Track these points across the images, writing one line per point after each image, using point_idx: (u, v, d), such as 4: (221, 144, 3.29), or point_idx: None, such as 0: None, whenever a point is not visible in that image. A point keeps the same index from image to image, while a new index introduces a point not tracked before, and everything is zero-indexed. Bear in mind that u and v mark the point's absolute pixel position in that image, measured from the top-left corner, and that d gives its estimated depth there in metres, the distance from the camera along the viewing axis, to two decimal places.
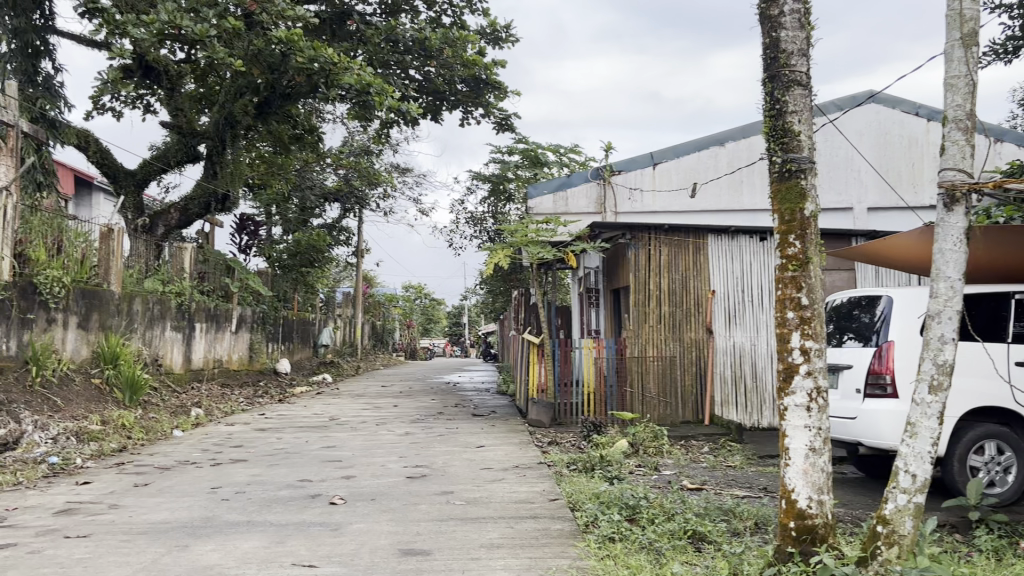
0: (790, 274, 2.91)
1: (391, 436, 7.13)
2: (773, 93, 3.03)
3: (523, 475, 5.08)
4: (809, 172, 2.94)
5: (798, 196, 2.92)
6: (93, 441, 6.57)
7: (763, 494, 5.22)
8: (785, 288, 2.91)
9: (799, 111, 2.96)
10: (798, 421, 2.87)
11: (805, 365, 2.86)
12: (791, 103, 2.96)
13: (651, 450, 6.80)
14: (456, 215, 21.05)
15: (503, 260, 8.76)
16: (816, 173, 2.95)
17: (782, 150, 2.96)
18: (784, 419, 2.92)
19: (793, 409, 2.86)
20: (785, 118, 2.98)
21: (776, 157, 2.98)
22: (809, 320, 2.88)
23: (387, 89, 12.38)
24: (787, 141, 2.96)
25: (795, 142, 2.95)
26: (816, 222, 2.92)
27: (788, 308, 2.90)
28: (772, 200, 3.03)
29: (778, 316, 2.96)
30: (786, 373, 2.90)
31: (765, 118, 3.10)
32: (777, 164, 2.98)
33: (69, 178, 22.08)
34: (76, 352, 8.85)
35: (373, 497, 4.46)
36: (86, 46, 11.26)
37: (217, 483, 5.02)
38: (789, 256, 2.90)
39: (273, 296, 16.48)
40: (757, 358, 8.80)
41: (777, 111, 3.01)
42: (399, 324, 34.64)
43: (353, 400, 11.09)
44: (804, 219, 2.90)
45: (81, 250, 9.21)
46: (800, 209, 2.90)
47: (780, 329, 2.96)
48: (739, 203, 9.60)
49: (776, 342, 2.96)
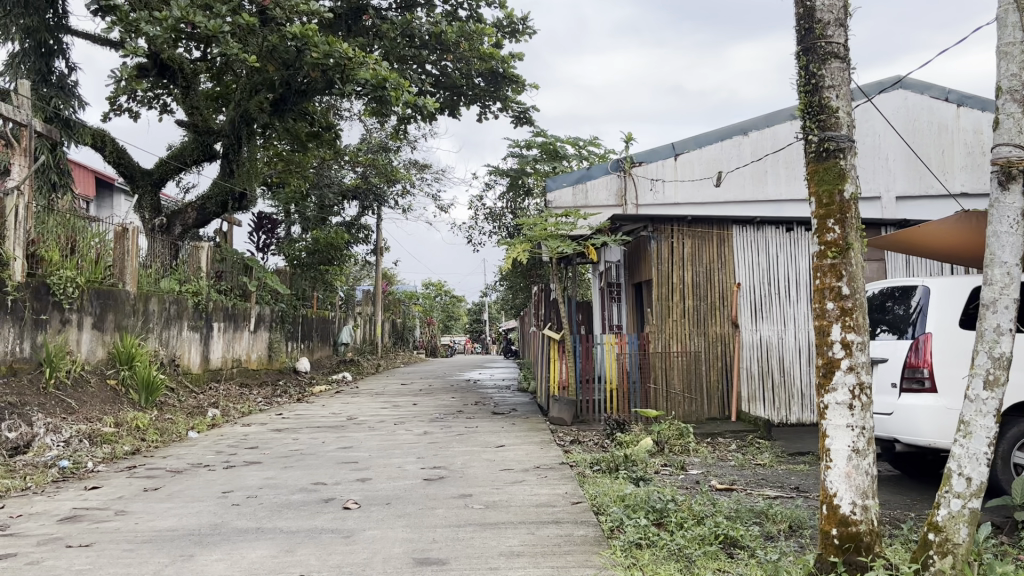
0: (829, 262, 2.70)
1: (409, 436, 6.97)
2: (808, 67, 2.85)
3: (545, 476, 4.89)
4: (848, 151, 2.73)
5: (837, 176, 2.72)
6: (106, 444, 6.47)
7: (795, 494, 4.99)
8: (824, 276, 2.71)
9: (836, 85, 2.78)
10: (840, 420, 2.66)
11: (845, 360, 2.64)
12: (828, 77, 2.78)
13: (676, 448, 6.58)
14: (474, 211, 20.89)
15: (522, 255, 8.58)
16: (855, 152, 2.74)
17: (818, 128, 2.77)
18: (825, 418, 2.70)
19: (834, 408, 2.65)
20: (822, 93, 2.79)
21: (812, 137, 2.79)
22: (851, 311, 2.66)
23: (403, 83, 12.23)
24: (824, 118, 2.77)
25: (833, 118, 2.76)
26: (856, 205, 2.71)
27: (828, 299, 2.69)
28: (809, 182, 2.82)
29: (816, 307, 2.74)
30: (827, 369, 2.68)
31: (799, 95, 2.91)
32: (813, 143, 2.78)
33: (89, 179, 22.18)
34: (91, 353, 8.78)
35: (388, 501, 4.29)
36: (100, 46, 11.19)
37: (228, 486, 4.87)
38: (828, 242, 2.69)
39: (292, 294, 16.40)
40: (784, 352, 8.56)
41: (812, 86, 2.83)
42: (419, 322, 34.61)
43: (372, 399, 10.97)
44: (844, 202, 2.69)
45: (96, 251, 9.15)
46: (840, 191, 2.69)
47: (819, 321, 2.75)
48: (763, 193, 9.33)
49: (814, 335, 2.75)
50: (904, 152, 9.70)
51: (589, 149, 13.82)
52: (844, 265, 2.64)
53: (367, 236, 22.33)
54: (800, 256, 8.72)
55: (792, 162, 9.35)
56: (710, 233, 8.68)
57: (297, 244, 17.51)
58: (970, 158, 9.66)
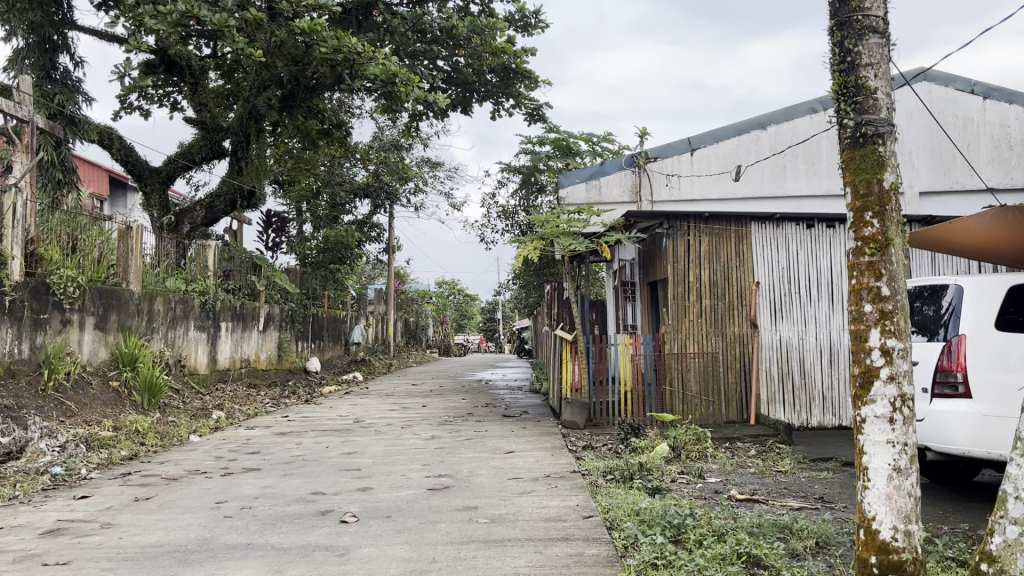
0: (866, 260, 2.55)
1: (415, 440, 6.73)
2: (843, 44, 2.74)
3: (555, 486, 4.64)
4: (888, 137, 2.61)
5: (876, 165, 2.58)
6: (103, 448, 6.27)
7: (820, 505, 4.71)
8: (862, 276, 2.54)
9: (874, 64, 2.67)
10: (879, 435, 2.50)
11: (885, 368, 2.49)
12: (865, 55, 2.67)
13: (693, 454, 6.31)
14: (487, 209, 20.64)
15: (533, 253, 8.36)
16: (894, 138, 2.62)
17: (855, 110, 2.64)
18: (863, 433, 2.54)
19: (873, 422, 2.49)
20: (859, 72, 2.67)
21: (848, 121, 2.66)
22: (891, 315, 2.51)
23: (413, 79, 11.99)
24: (861, 101, 2.65)
25: (872, 101, 2.64)
26: (896, 195, 2.57)
27: (866, 300, 2.53)
28: (844, 170, 2.69)
29: (853, 311, 2.59)
30: (864, 379, 2.52)
31: (833, 74, 2.80)
32: (849, 129, 2.65)
33: (102, 178, 22.11)
34: (93, 354, 8.60)
35: (389, 514, 4.05)
36: (106, 42, 11.00)
37: (222, 496, 4.65)
38: (867, 237, 2.54)
39: (302, 293, 16.20)
40: (805, 354, 8.30)
41: (848, 65, 2.71)
42: (432, 321, 34.38)
43: (381, 400, 10.74)
44: (883, 192, 2.56)
45: (99, 250, 8.98)
46: (879, 180, 2.56)
47: (855, 324, 2.60)
48: (782, 189, 9.07)
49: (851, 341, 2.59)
50: (928, 147, 9.37)
51: (602, 145, 13.53)
52: (884, 263, 2.49)
53: (379, 234, 22.13)
54: (822, 254, 8.43)
55: (811, 157, 9.09)
56: (728, 230, 8.40)
57: (308, 242, 17.30)
58: (997, 152, 9.31)
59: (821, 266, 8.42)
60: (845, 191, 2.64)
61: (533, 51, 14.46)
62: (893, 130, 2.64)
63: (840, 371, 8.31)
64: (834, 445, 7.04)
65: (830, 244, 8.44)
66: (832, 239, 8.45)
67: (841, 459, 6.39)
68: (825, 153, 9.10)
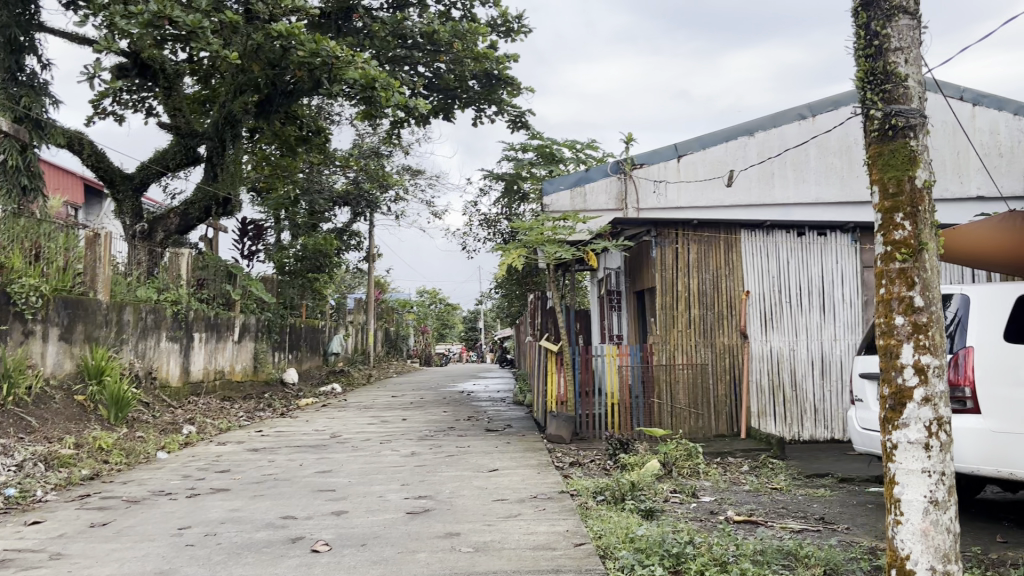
0: (897, 266, 2.58)
1: (395, 457, 6.43)
2: (871, 28, 2.77)
3: (543, 509, 4.35)
4: (917, 129, 2.65)
5: (908, 161, 2.62)
6: (63, 468, 5.91)
7: (822, 527, 4.47)
8: (895, 284, 2.58)
9: (904, 49, 2.71)
10: (914, 464, 2.52)
11: (920, 389, 2.50)
12: (895, 37, 2.71)
13: (685, 471, 6.06)
14: (468, 217, 20.38)
15: (517, 262, 8.08)
16: (924, 129, 2.66)
17: (883, 101, 2.69)
18: (895, 461, 2.56)
19: (906, 449, 2.51)
20: (888, 57, 2.72)
21: (875, 112, 2.70)
22: (924, 327, 2.53)
23: (393, 83, 11.70)
24: (890, 91, 2.68)
25: (903, 91, 2.68)
26: (929, 193, 2.61)
27: (898, 310, 2.57)
28: (872, 164, 2.72)
29: (883, 321, 2.63)
30: (898, 400, 2.55)
31: (859, 60, 2.84)
32: (877, 120, 2.69)
33: (74, 184, 21.63)
34: (57, 366, 8.22)
35: (364, 542, 3.75)
36: (75, 44, 10.63)
37: (186, 521, 4.33)
38: (899, 241, 2.57)
39: (279, 303, 15.84)
40: (796, 365, 8.09)
41: (876, 49, 2.75)
42: (413, 331, 33.94)
43: (359, 413, 10.42)
44: (916, 190, 2.59)
45: (64, 258, 8.64)
46: (911, 175, 2.59)
47: (885, 339, 2.63)
48: (771, 197, 8.28)
49: (880, 358, 2.63)
50: None
51: (586, 152, 13.28)
52: (917, 270, 2.52)
53: (359, 242, 21.81)
54: (812, 262, 8.26)
55: (800, 163, 8.39)
56: (717, 237, 8.29)
57: (286, 250, 16.99)
58: (986, 160, 9.16)
59: (812, 275, 8.24)
60: (874, 188, 2.65)
61: (516, 56, 14.23)
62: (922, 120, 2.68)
63: (833, 382, 8.09)
64: (828, 460, 6.81)
65: (821, 251, 8.27)
66: (823, 247, 8.28)
67: (837, 475, 6.16)
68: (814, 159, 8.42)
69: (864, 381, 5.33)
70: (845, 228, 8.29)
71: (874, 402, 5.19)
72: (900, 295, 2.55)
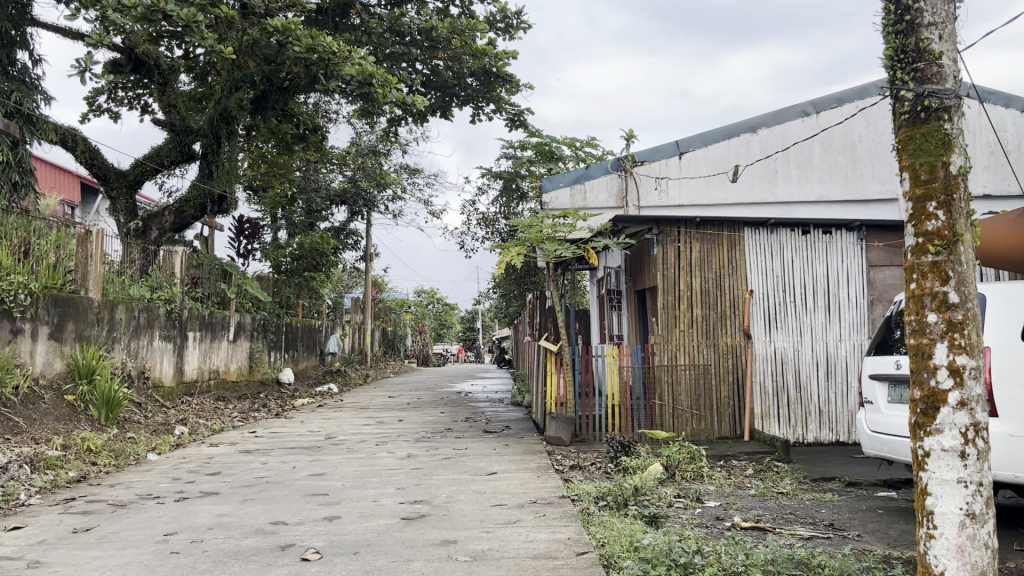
0: (929, 259, 2.55)
1: (391, 460, 6.26)
2: (904, 5, 2.73)
3: (543, 515, 4.19)
4: (951, 109, 2.61)
5: (942, 145, 2.59)
6: (49, 470, 5.74)
7: (832, 535, 4.31)
8: (928, 279, 2.54)
9: (938, 25, 2.67)
10: (949, 474, 2.48)
11: (955, 392, 2.47)
12: (929, 13, 2.66)
13: (688, 475, 5.90)
14: (467, 216, 20.22)
15: (516, 260, 7.92)
16: (957, 110, 2.62)
17: (916, 81, 2.65)
18: (928, 469, 2.53)
19: (941, 457, 2.47)
20: (921, 33, 2.68)
21: (908, 93, 2.66)
22: (959, 325, 2.49)
23: (391, 80, 11.53)
24: (924, 71, 2.64)
25: (936, 69, 2.65)
26: (963, 180, 2.57)
27: (931, 307, 2.53)
28: (903, 150, 2.69)
29: (916, 319, 2.58)
30: (931, 404, 2.51)
31: (889, 39, 2.80)
32: (909, 100, 2.65)
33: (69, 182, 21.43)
34: (47, 365, 8.05)
35: (356, 549, 3.59)
36: (67, 39, 10.45)
37: (172, 526, 4.16)
38: (932, 233, 2.53)
39: (275, 302, 15.66)
40: (800, 365, 7.95)
41: (908, 24, 2.71)
42: (410, 331, 33.75)
43: (355, 414, 10.25)
44: (949, 177, 2.56)
45: (54, 255, 8.47)
46: (944, 162, 2.56)
47: (917, 338, 2.60)
48: (774, 195, 8.26)
49: (912, 358, 2.60)
50: None
51: (586, 150, 13.10)
52: (951, 264, 2.48)
53: (356, 242, 21.64)
54: (817, 261, 8.10)
55: (803, 160, 8.38)
56: (720, 236, 8.12)
57: (282, 249, 16.87)
58: (993, 157, 9.03)
59: (817, 274, 8.08)
60: (905, 176, 2.62)
61: (515, 53, 14.06)
62: (957, 99, 2.63)
63: (838, 384, 7.95)
64: (834, 463, 6.65)
65: (826, 250, 8.11)
66: (828, 245, 8.12)
67: (844, 479, 6.01)
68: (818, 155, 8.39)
69: (875, 383, 5.19)
70: (851, 227, 8.17)
71: (885, 404, 5.05)
72: (935, 291, 2.52)
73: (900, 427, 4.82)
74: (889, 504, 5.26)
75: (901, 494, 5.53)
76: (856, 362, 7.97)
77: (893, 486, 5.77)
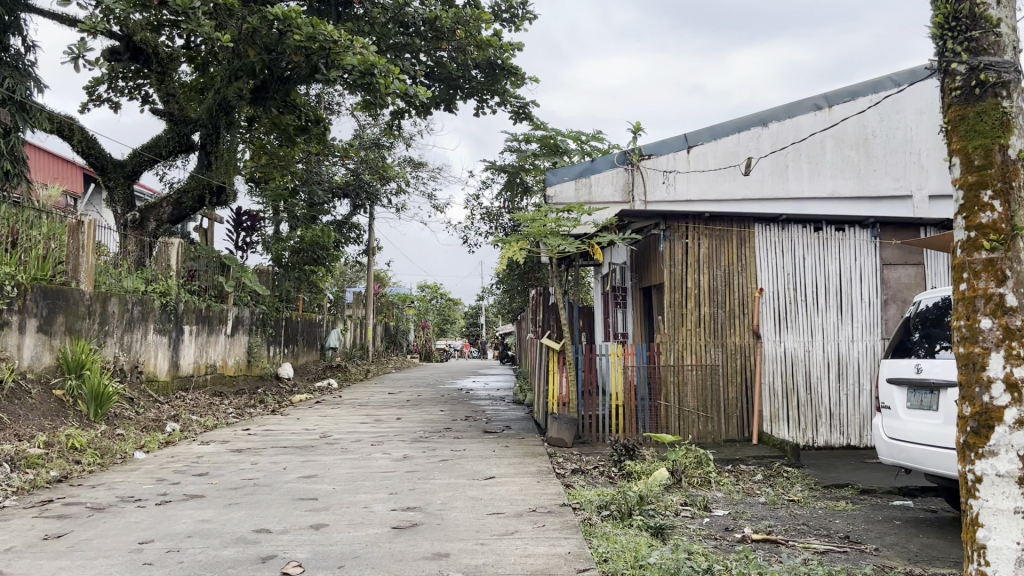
0: (983, 256, 2.32)
1: (385, 461, 6.02)
2: None
3: (542, 526, 3.95)
4: (1007, 85, 2.38)
5: (999, 125, 2.36)
6: (30, 469, 5.50)
7: (849, 548, 4.06)
8: (981, 278, 2.32)
9: None
10: (1004, 502, 2.26)
11: (1012, 409, 2.24)
12: None
13: (695, 480, 5.67)
14: (470, 211, 19.99)
15: (518, 255, 7.70)
16: (1015, 84, 2.38)
17: (970, 52, 2.42)
18: (978, 497, 2.31)
19: (995, 483, 2.25)
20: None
21: (959, 65, 2.44)
22: (1018, 332, 2.26)
23: (393, 70, 11.26)
24: (978, 42, 2.42)
25: (994, 39, 2.42)
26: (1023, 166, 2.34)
27: (984, 311, 2.31)
28: (953, 133, 2.47)
29: (967, 324, 2.37)
30: (984, 423, 2.29)
31: (938, 7, 2.56)
32: (961, 75, 2.43)
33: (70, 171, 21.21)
34: (35, 359, 7.83)
35: (342, 563, 3.36)
36: (62, 25, 10.20)
37: (149, 534, 3.92)
38: (985, 226, 2.31)
39: (274, 296, 15.44)
40: (811, 367, 7.69)
41: None
42: (413, 326, 33.53)
43: (352, 411, 10.01)
44: (1006, 163, 2.33)
45: (43, 246, 8.23)
46: (1001, 146, 2.33)
47: (967, 345, 2.38)
48: (785, 190, 8.91)
49: (960, 367, 2.38)
50: (938, 146, 8.92)
51: (591, 144, 12.84)
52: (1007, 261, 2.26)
53: (359, 235, 21.41)
54: (830, 259, 7.81)
55: (815, 155, 8.94)
56: (729, 231, 7.78)
57: (283, 241, 16.65)
58: None
59: (829, 273, 7.80)
60: (956, 162, 2.40)
61: (520, 45, 13.81)
62: (1014, 71, 2.40)
63: (850, 386, 7.69)
64: (846, 469, 6.40)
65: (839, 247, 7.83)
66: (841, 243, 7.83)
67: (858, 486, 5.77)
68: (829, 151, 8.95)
69: (892, 387, 4.94)
70: (864, 223, 7.81)
71: (903, 410, 4.79)
72: (988, 290, 2.30)
73: (920, 434, 4.56)
74: (905, 515, 5.01)
75: (917, 504, 5.30)
76: (868, 363, 7.73)
77: (908, 495, 5.53)
